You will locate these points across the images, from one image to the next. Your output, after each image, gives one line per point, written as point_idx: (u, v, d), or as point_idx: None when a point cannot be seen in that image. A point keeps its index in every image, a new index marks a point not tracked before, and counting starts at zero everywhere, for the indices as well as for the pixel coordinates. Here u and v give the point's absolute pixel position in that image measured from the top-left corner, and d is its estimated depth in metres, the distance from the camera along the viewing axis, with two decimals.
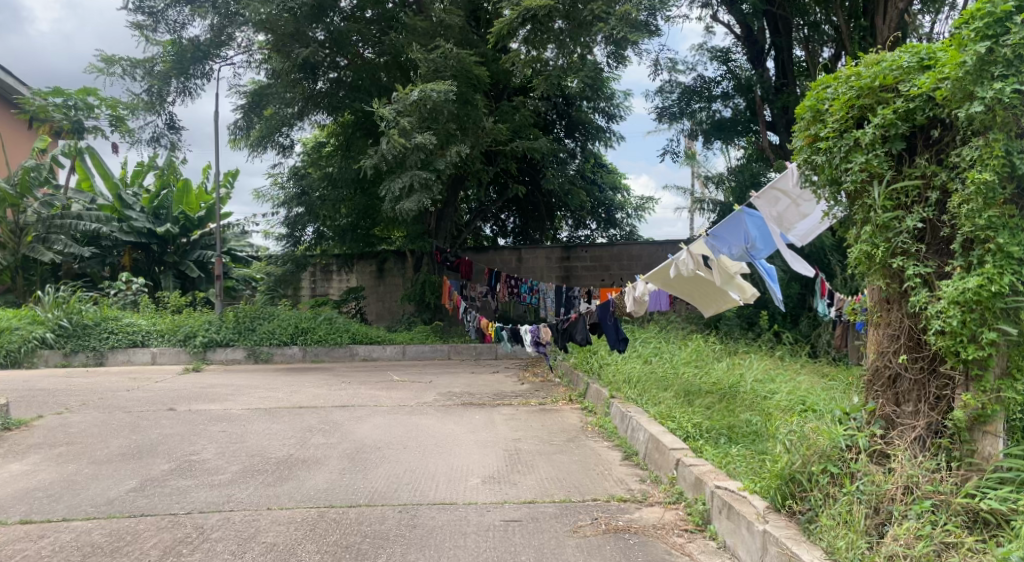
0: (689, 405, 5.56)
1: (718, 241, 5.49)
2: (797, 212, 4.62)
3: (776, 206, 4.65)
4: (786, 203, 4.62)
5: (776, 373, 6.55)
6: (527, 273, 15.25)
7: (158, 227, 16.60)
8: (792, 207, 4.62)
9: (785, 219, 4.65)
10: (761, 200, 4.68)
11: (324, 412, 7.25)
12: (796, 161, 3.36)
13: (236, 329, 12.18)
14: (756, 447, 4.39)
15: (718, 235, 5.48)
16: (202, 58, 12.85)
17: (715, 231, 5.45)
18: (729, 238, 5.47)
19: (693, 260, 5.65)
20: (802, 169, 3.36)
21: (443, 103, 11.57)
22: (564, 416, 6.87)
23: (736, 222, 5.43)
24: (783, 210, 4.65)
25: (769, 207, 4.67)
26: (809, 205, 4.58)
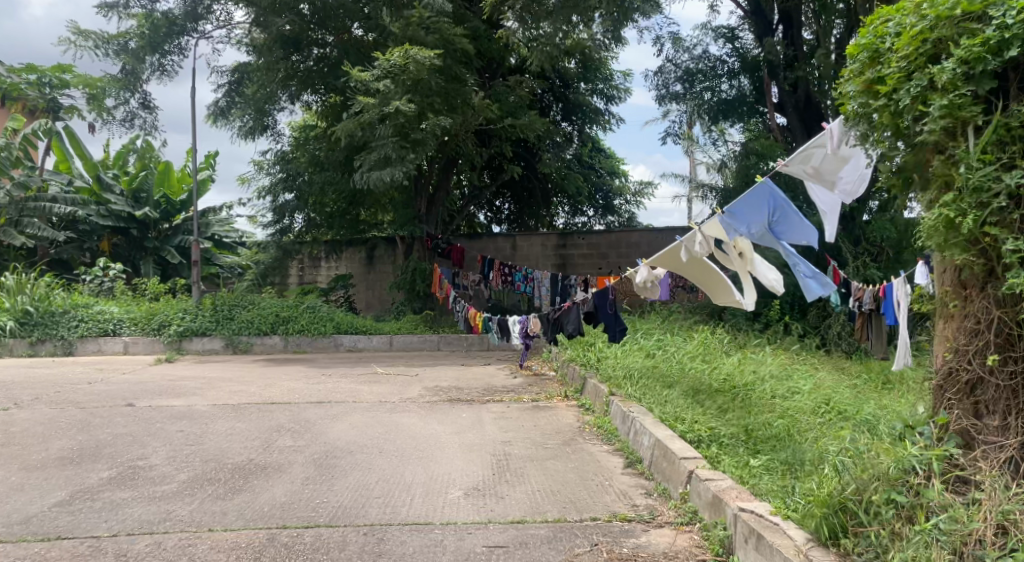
0: (700, 406, 4.95)
1: (736, 218, 4.86)
2: (837, 159, 4.04)
3: (810, 161, 4.10)
4: (821, 154, 4.05)
5: (793, 370, 5.95)
6: (522, 261, 14.59)
7: (137, 211, 15.84)
8: (829, 158, 4.06)
9: (824, 170, 4.11)
10: (791, 164, 4.16)
11: (297, 409, 6.64)
12: (849, 113, 2.75)
13: (213, 318, 11.54)
14: (784, 460, 3.78)
15: (736, 209, 4.82)
16: (178, 31, 12.00)
17: (734, 205, 4.80)
18: (748, 213, 4.83)
19: (706, 241, 5.11)
20: (857, 124, 2.74)
21: (426, 72, 10.95)
22: (559, 414, 6.27)
23: (757, 198, 4.74)
24: (820, 162, 4.10)
25: (803, 165, 4.14)
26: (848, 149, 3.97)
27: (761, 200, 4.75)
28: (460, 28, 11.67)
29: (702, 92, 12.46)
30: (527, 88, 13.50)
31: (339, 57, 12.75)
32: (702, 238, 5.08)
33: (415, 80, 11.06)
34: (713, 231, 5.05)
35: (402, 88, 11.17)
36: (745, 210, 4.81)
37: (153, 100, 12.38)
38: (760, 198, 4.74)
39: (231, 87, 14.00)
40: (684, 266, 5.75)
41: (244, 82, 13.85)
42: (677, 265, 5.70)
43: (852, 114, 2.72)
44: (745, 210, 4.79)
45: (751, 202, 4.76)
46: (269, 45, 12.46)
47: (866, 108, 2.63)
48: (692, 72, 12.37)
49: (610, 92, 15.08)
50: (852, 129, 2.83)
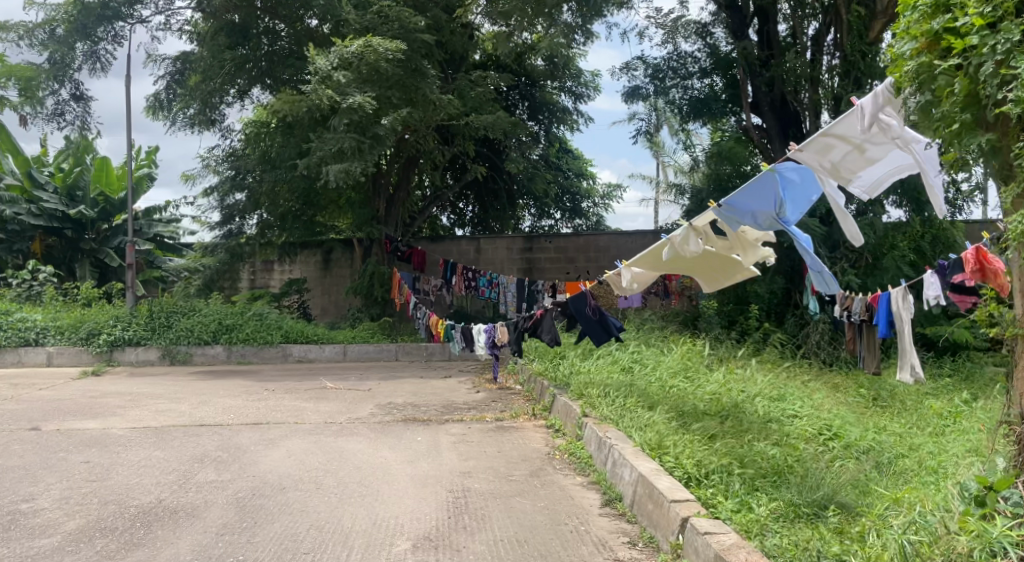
0: (685, 432, 4.36)
1: (737, 209, 4.24)
2: (861, 158, 3.53)
3: (830, 156, 3.51)
4: (846, 150, 3.47)
5: (784, 388, 5.43)
6: (487, 265, 13.91)
7: (72, 211, 14.67)
8: (852, 153, 3.49)
9: (843, 168, 3.57)
10: (806, 152, 3.51)
11: (230, 432, 5.84)
12: (905, 79, 2.30)
13: (149, 326, 10.56)
14: (797, 518, 3.17)
15: (736, 202, 4.20)
16: (112, 17, 10.95)
17: (732, 200, 4.18)
18: (751, 205, 4.17)
19: (697, 235, 4.70)
20: (916, 93, 2.29)
21: (383, 63, 10.32)
22: (526, 437, 5.62)
23: (762, 189, 4.04)
24: (840, 157, 3.52)
25: (821, 157, 3.54)
26: (877, 148, 3.44)
27: (767, 191, 4.04)
28: (420, 17, 10.96)
29: (672, 90, 12.07)
30: (492, 84, 12.78)
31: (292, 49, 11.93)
32: (691, 233, 4.66)
33: (372, 71, 10.42)
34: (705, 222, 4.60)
35: (358, 78, 10.51)
36: (744, 202, 4.16)
37: (86, 91, 11.36)
38: (764, 188, 4.03)
39: (172, 79, 13.01)
40: (670, 264, 5.34)
41: (187, 73, 12.87)
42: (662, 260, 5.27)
43: (909, 80, 2.26)
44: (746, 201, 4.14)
45: (751, 196, 4.08)
46: (213, 33, 11.73)
47: (934, 70, 2.17)
48: (659, 69, 11.96)
49: (577, 90, 14.50)
50: (907, 100, 2.39)
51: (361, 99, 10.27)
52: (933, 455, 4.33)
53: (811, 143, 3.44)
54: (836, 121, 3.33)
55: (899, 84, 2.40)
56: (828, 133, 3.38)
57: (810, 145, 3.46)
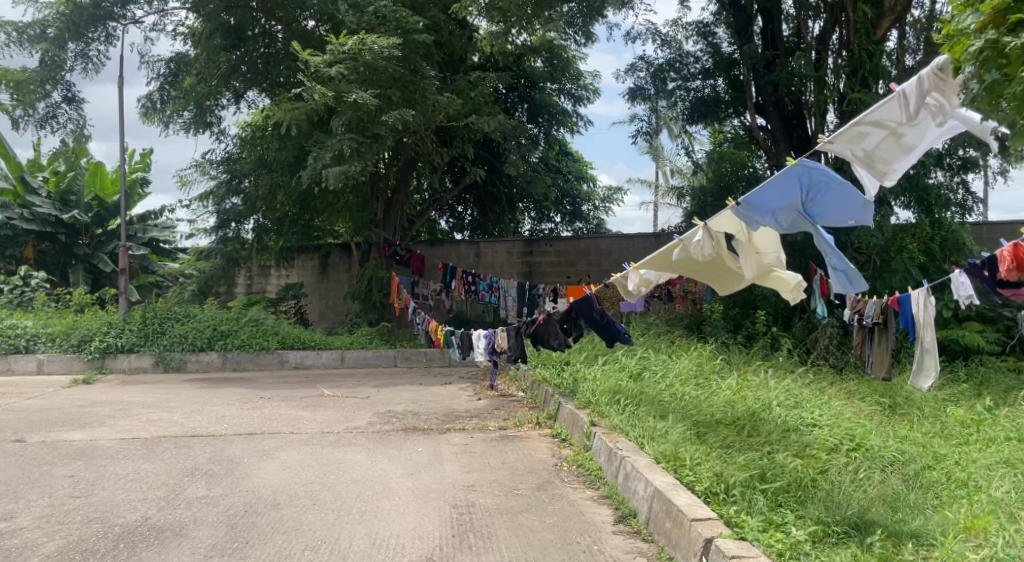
0: (702, 444, 4.14)
1: (759, 209, 4.07)
2: (896, 145, 3.38)
3: (864, 144, 3.40)
4: (881, 137, 3.36)
5: (801, 395, 5.21)
6: (486, 269, 13.70)
7: (66, 216, 14.43)
8: (887, 140, 3.37)
9: (877, 157, 3.44)
10: (838, 142, 3.42)
11: (223, 444, 5.60)
12: (967, 57, 2.22)
13: (142, 333, 10.31)
14: (829, 541, 2.95)
15: (758, 199, 4.02)
16: (105, 17, 10.73)
17: (754, 196, 4.00)
18: (774, 202, 4.03)
19: (711, 239, 4.49)
20: (978, 73, 2.21)
21: (382, 62, 10.12)
22: (530, 447, 5.40)
23: (783, 185, 3.92)
24: (874, 145, 3.41)
25: (853, 146, 3.43)
26: (915, 134, 3.31)
27: (791, 185, 3.92)
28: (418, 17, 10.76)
29: (674, 91, 11.85)
30: (491, 85, 12.58)
31: (287, 51, 11.70)
32: (706, 236, 4.45)
33: (370, 70, 10.23)
34: (720, 224, 4.44)
35: (355, 78, 10.32)
36: (767, 199, 4.01)
37: (78, 93, 11.10)
38: (786, 184, 3.92)
39: (166, 80, 12.78)
40: (681, 268, 5.17)
41: (182, 75, 12.67)
42: (676, 265, 5.09)
43: (971, 59, 2.17)
44: (770, 199, 3.99)
45: (775, 189, 3.94)
46: (209, 33, 11.56)
47: (1000, 46, 2.08)
48: (662, 69, 11.74)
49: (577, 92, 14.33)
50: (969, 80, 2.31)
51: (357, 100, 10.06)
52: (962, 468, 4.13)
53: (842, 132, 3.38)
54: (871, 108, 3.26)
55: (960, 65, 2.32)
56: (862, 121, 3.30)
57: (842, 135, 3.39)
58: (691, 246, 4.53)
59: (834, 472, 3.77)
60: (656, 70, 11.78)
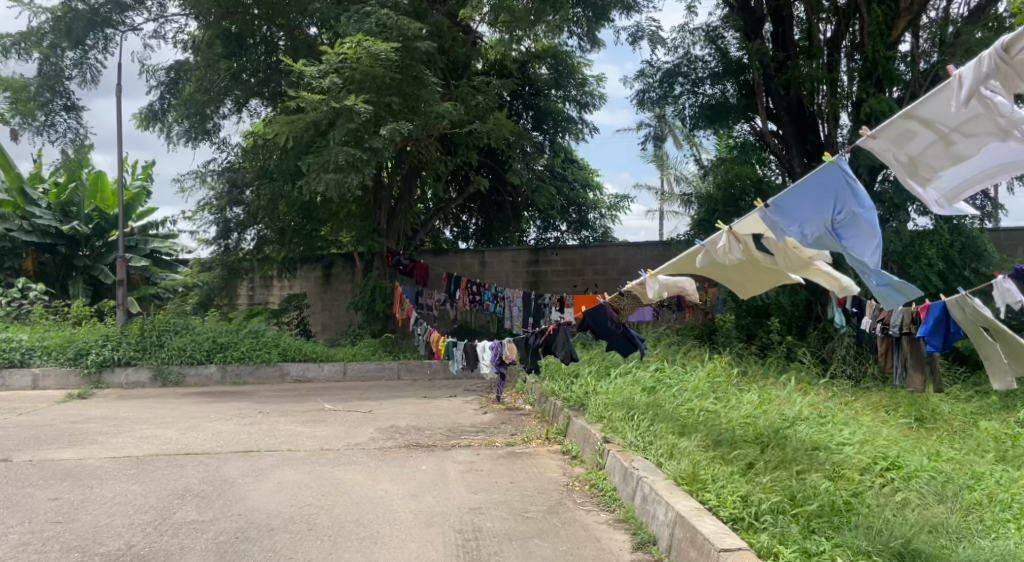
0: (725, 463, 3.87)
1: (786, 214, 3.86)
2: (946, 153, 3.17)
3: (909, 146, 3.22)
4: (930, 140, 3.16)
5: (824, 410, 4.95)
6: (491, 279, 13.46)
7: (67, 227, 14.23)
8: (936, 146, 3.17)
9: (923, 163, 3.25)
10: (881, 140, 3.25)
11: (217, 462, 5.35)
12: None
13: (140, 345, 10.08)
14: None
15: (787, 203, 3.84)
16: (102, 25, 10.55)
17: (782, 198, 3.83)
18: (802, 211, 3.81)
19: (737, 244, 4.31)
20: None
21: (379, 69, 9.90)
22: (540, 465, 5.13)
23: (814, 192, 3.74)
24: (920, 149, 3.22)
25: (897, 147, 3.25)
26: (968, 144, 3.09)
27: (824, 192, 3.71)
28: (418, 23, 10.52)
29: (681, 97, 11.67)
30: (495, 91, 12.33)
31: (288, 58, 11.51)
32: (730, 241, 4.28)
33: (366, 78, 10.01)
34: (748, 229, 4.25)
35: (352, 86, 10.11)
36: (795, 205, 3.82)
37: (76, 102, 10.92)
38: (816, 191, 3.72)
39: (166, 89, 12.62)
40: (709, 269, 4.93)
41: (181, 83, 12.50)
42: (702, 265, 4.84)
43: None
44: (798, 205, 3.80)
45: (805, 193, 3.76)
46: (209, 40, 11.42)
47: None
48: (671, 74, 11.57)
49: (582, 99, 14.10)
50: None
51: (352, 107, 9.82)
52: (1005, 488, 3.85)
53: (886, 129, 3.20)
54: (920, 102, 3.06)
55: None
56: (909, 116, 3.12)
57: (886, 133, 3.21)
58: (715, 250, 4.37)
59: (868, 496, 3.50)
60: (665, 75, 11.63)
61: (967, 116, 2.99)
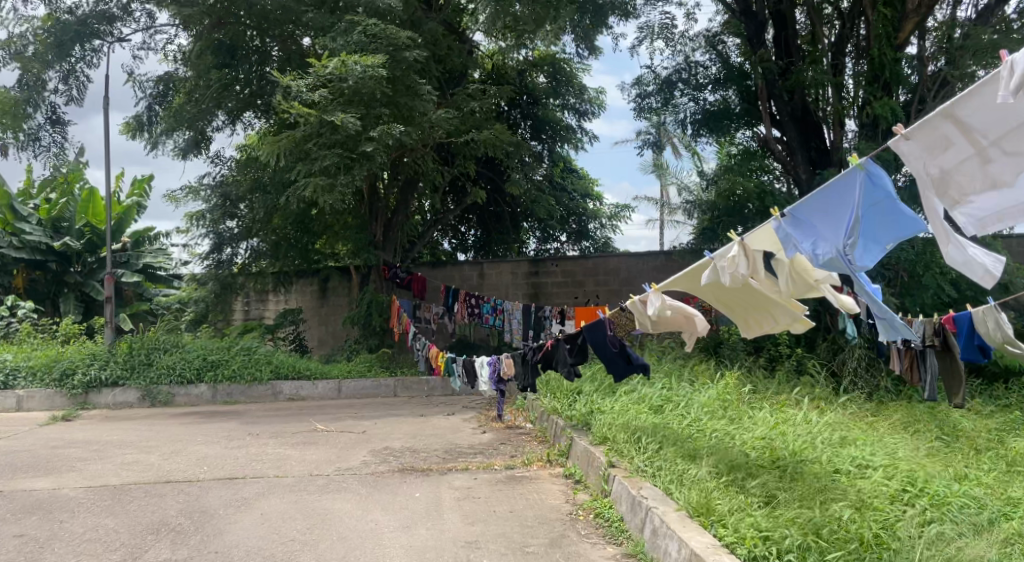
0: (741, 493, 3.55)
1: (800, 229, 3.64)
2: (979, 175, 2.86)
3: (941, 157, 2.92)
4: (965, 154, 2.87)
5: (843, 430, 4.63)
6: (490, 291, 13.17)
7: (57, 243, 13.90)
8: (972, 162, 2.86)
9: (953, 181, 2.93)
10: (913, 144, 2.97)
11: (199, 491, 5.05)
12: None
13: (128, 364, 9.79)
14: None
15: (804, 214, 3.61)
16: (88, 36, 10.30)
17: (800, 209, 3.61)
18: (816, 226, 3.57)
19: (747, 259, 3.94)
20: None
21: (369, 82, 9.62)
22: (541, 491, 4.81)
23: (831, 204, 3.48)
24: (953, 165, 2.91)
25: (929, 157, 2.95)
26: (1004, 163, 2.79)
27: (842, 205, 3.45)
28: (409, 30, 10.24)
29: (682, 104, 11.37)
30: (492, 99, 12.07)
31: (281, 69, 11.27)
32: (742, 254, 3.93)
33: (356, 92, 9.75)
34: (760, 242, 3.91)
35: (340, 98, 9.84)
36: (812, 217, 3.58)
37: (62, 116, 10.65)
38: (835, 202, 3.46)
39: (154, 100, 12.36)
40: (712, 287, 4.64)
41: (172, 95, 12.26)
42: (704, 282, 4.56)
43: None
44: (814, 218, 3.57)
45: (824, 202, 3.50)
46: (200, 51, 11.13)
47: None
48: (669, 81, 11.33)
49: (580, 107, 13.84)
50: None
51: (342, 119, 9.53)
52: None
53: (921, 130, 2.93)
54: (961, 102, 2.81)
55: None
56: (946, 117, 2.85)
57: (920, 134, 2.93)
58: (723, 264, 4.00)
59: (901, 528, 3.18)
60: (661, 84, 11.41)
61: (1011, 126, 2.72)
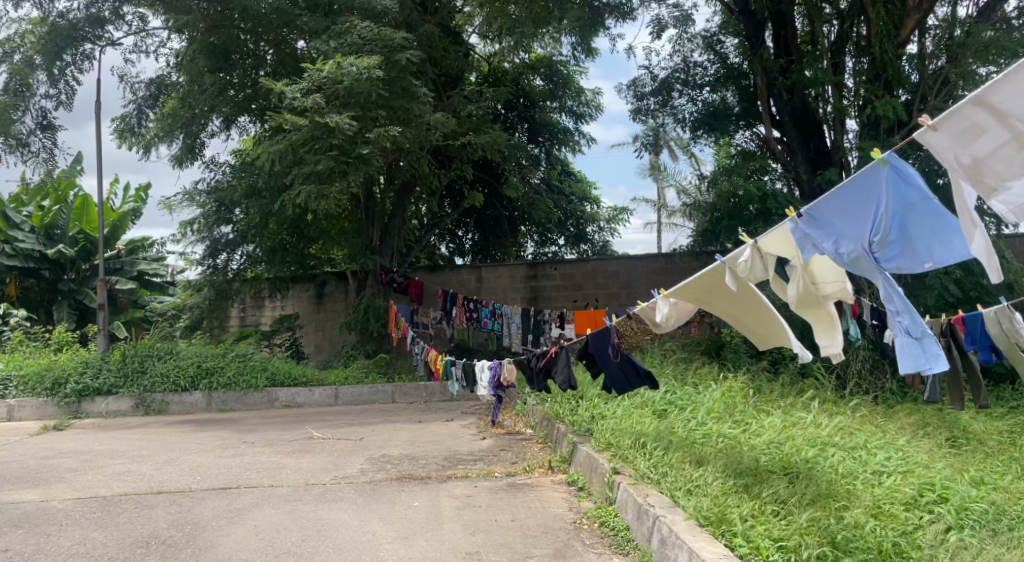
0: (753, 501, 3.42)
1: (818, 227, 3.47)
2: (1016, 161, 2.66)
3: (974, 144, 2.71)
4: (1000, 140, 2.67)
5: (854, 435, 4.51)
6: (488, 295, 13.05)
7: (51, 251, 13.73)
8: (1007, 147, 2.66)
9: (987, 168, 2.73)
10: (942, 134, 2.75)
11: (192, 502, 4.90)
12: None
13: (121, 372, 9.63)
14: None
15: (822, 214, 3.43)
16: (79, 39, 10.19)
17: (817, 209, 3.43)
18: (838, 223, 3.41)
19: (761, 262, 3.85)
20: None
21: (365, 84, 9.48)
22: (543, 499, 4.67)
23: (855, 200, 3.31)
24: (987, 151, 2.71)
25: (960, 145, 2.75)
26: None
27: (865, 203, 3.29)
28: (404, 32, 10.13)
29: (682, 103, 11.40)
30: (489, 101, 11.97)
31: (275, 73, 11.15)
32: (756, 258, 3.81)
33: (351, 94, 9.62)
34: (774, 246, 3.81)
35: (335, 101, 9.71)
36: (831, 216, 3.41)
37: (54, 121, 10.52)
38: (859, 198, 3.29)
39: (147, 105, 12.22)
40: (724, 295, 4.41)
41: (165, 99, 12.13)
42: (715, 287, 4.33)
43: None
44: (834, 216, 3.40)
45: (846, 200, 3.32)
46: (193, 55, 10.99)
47: None
48: (666, 84, 11.37)
49: (578, 109, 13.73)
50: None
51: (337, 121, 9.39)
52: None
53: (950, 119, 2.72)
54: (994, 84, 2.60)
55: None
56: (978, 103, 2.64)
57: (949, 123, 2.72)
58: (738, 268, 3.89)
59: (921, 537, 3.05)
60: (659, 85, 11.39)
61: None
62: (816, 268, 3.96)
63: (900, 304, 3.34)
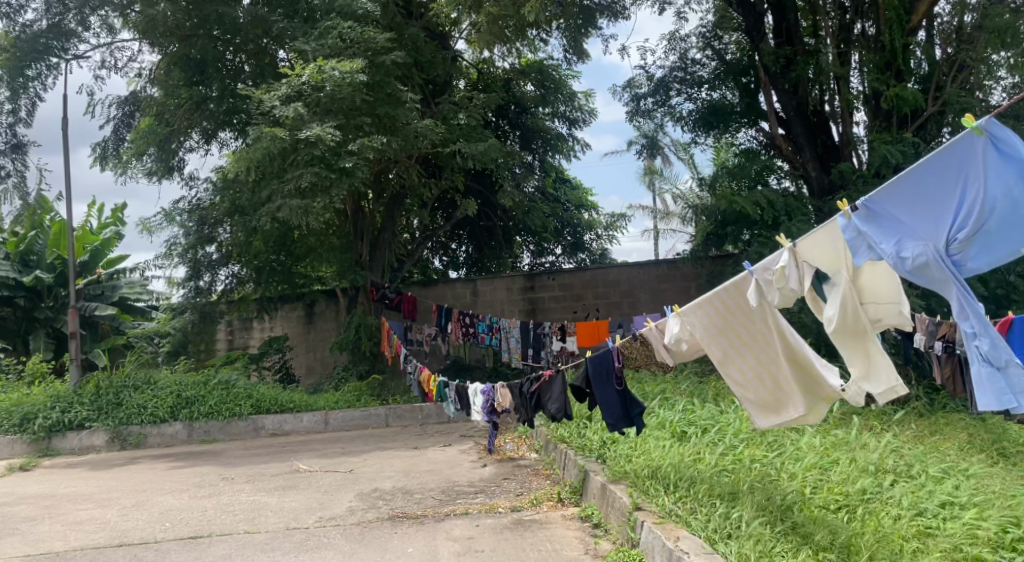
0: (807, 550, 2.84)
1: (882, 223, 3.02)
2: None
3: None
4: None
5: (906, 460, 3.95)
6: (484, 309, 12.50)
7: (26, 277, 13.13)
8: None
9: None
10: None
11: (154, 555, 4.32)
12: None
13: (95, 405, 9.01)
14: None
15: (883, 208, 3.01)
16: (45, 53, 9.65)
17: (878, 200, 3.02)
18: (905, 221, 2.96)
19: (797, 271, 3.36)
20: None
21: (348, 90, 8.97)
22: (555, 540, 4.09)
23: (933, 188, 2.92)
24: None
25: None
26: None
27: (940, 194, 2.92)
28: (388, 36, 9.67)
29: (679, 103, 10.85)
30: (479, 105, 11.43)
31: (254, 83, 10.58)
32: (793, 264, 3.35)
33: (333, 100, 9.10)
34: (816, 254, 3.35)
35: (316, 110, 9.19)
36: (899, 211, 2.98)
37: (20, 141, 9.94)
38: (934, 186, 2.92)
39: (122, 123, 11.69)
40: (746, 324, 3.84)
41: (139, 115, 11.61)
42: (732, 316, 3.84)
43: None
44: (900, 210, 2.97)
45: (918, 189, 2.94)
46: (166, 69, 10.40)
47: None
48: (663, 84, 10.78)
49: (571, 114, 13.28)
50: None
51: (321, 131, 8.79)
52: None
53: None
54: None
55: None
56: None
57: None
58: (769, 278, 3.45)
59: None
60: (655, 85, 10.84)
61: None
62: (866, 285, 3.38)
63: (978, 322, 2.74)
